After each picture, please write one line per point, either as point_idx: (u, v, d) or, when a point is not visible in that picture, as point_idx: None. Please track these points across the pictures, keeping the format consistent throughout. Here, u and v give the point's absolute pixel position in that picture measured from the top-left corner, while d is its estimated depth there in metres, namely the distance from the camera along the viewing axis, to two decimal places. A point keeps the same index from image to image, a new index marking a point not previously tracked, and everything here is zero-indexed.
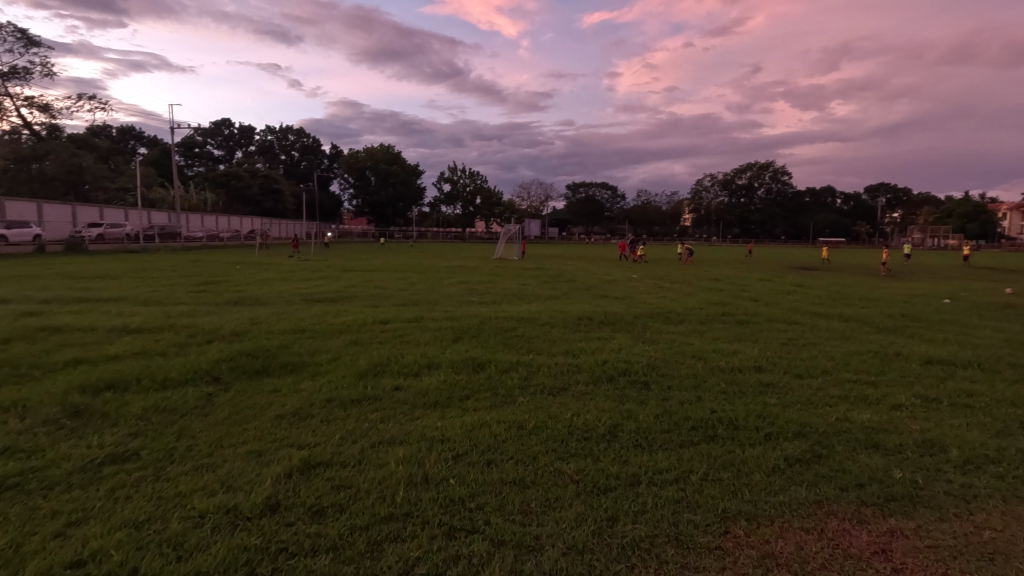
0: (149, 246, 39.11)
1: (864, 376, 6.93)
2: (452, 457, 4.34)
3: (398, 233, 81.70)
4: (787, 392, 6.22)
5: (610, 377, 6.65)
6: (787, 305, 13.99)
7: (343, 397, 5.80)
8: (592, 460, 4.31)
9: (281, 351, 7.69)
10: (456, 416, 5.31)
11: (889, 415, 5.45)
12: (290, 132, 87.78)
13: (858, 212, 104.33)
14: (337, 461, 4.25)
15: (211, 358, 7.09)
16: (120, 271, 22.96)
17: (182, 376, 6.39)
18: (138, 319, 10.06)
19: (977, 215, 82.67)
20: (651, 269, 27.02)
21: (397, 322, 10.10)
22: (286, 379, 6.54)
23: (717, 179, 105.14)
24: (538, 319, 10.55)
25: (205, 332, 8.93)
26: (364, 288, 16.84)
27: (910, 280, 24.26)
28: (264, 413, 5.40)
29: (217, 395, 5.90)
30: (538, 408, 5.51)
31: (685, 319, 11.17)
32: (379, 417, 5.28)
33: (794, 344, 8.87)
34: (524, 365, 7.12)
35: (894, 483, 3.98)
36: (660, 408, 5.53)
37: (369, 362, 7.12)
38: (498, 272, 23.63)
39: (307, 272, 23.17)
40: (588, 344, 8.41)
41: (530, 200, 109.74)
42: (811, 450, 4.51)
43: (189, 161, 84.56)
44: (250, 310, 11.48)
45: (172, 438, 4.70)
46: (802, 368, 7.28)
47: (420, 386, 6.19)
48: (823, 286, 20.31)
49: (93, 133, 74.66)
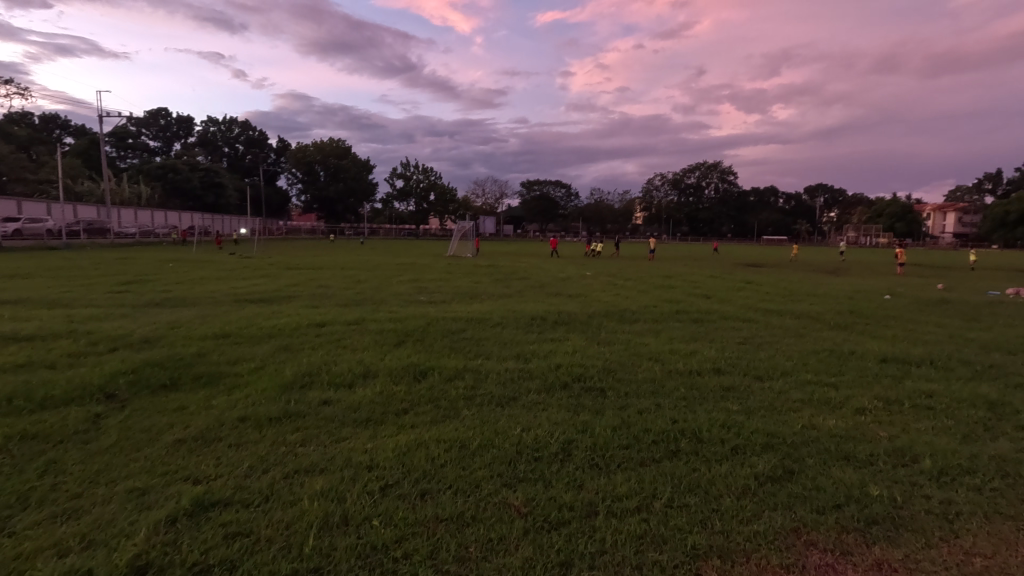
0: (73, 243, 36.36)
1: (824, 377, 6.67)
2: (379, 490, 3.69)
3: (349, 230, 79.40)
4: (749, 397, 5.89)
5: (564, 384, 6.13)
6: (739, 302, 13.93)
7: (260, 415, 5.03)
8: (542, 486, 3.77)
9: (195, 360, 6.78)
10: (390, 435, 4.66)
11: (853, 420, 5.19)
12: (233, 124, 83.82)
13: (799, 211, 108.86)
14: (239, 499, 3.53)
15: (108, 371, 6.12)
16: (32, 269, 20.79)
17: (66, 394, 5.43)
18: (33, 324, 8.82)
19: (904, 214, 87.53)
20: (604, 267, 26.88)
21: (335, 324, 9.27)
22: (196, 394, 5.69)
23: (667, 179, 107.10)
24: (489, 320, 9.95)
25: (111, 339, 7.87)
26: (306, 287, 15.78)
27: (850, 277, 25.05)
28: (161, 438, 4.57)
29: (108, 416, 5.00)
30: (485, 423, 4.93)
31: (640, 318, 10.86)
32: (300, 439, 4.56)
33: (750, 343, 8.65)
34: (472, 372, 6.51)
35: (872, 502, 3.61)
36: (617, 419, 5.05)
37: (296, 372, 6.32)
38: (451, 270, 22.85)
39: (247, 269, 21.88)
40: (541, 347, 7.87)
41: (484, 197, 108.92)
42: (782, 465, 4.12)
43: (121, 152, 79.42)
44: (170, 313, 10.38)
45: (33, 475, 3.85)
46: (761, 370, 6.99)
47: (351, 400, 5.48)
48: (771, 282, 20.65)
49: (10, 119, 68.65)
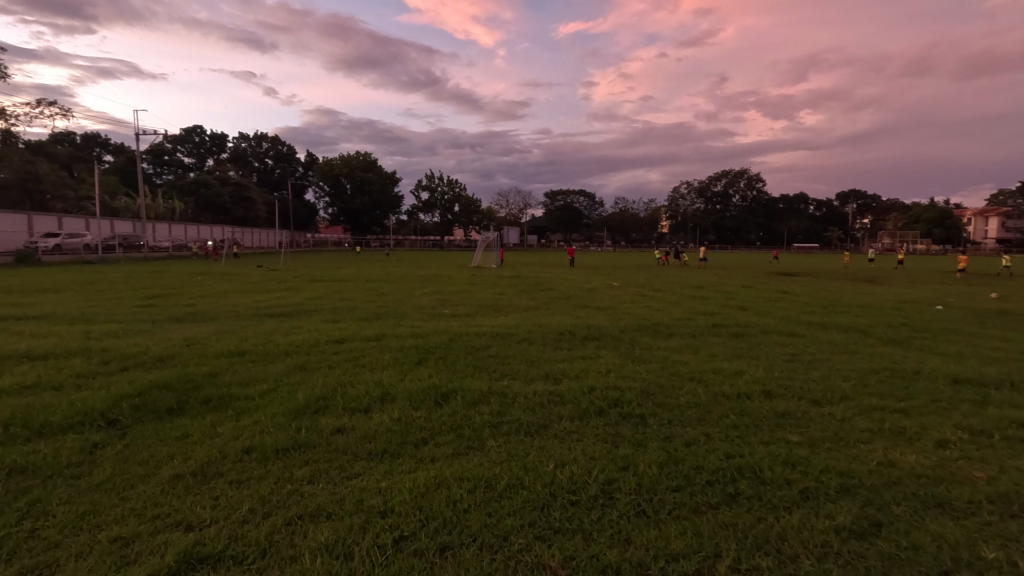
0: (108, 257, 37.16)
1: (892, 402, 5.93)
2: (392, 544, 3.22)
3: (375, 242, 80.27)
4: (809, 425, 5.24)
5: (600, 411, 5.55)
6: (778, 314, 13.15)
7: (266, 446, 4.58)
8: (582, 540, 3.25)
9: (205, 382, 6.41)
10: (407, 471, 4.16)
11: (936, 456, 4.50)
12: (263, 139, 85.47)
13: (830, 218, 106.07)
14: (231, 553, 3.11)
15: (113, 394, 5.77)
16: (65, 284, 21.07)
17: (64, 421, 5.08)
18: (50, 342, 8.62)
19: (943, 220, 84.38)
20: (632, 277, 26.23)
21: (355, 341, 8.89)
22: (202, 419, 5.30)
23: (693, 187, 105.41)
24: (514, 335, 9.42)
25: (125, 357, 7.61)
26: (329, 300, 15.54)
27: (891, 286, 23.90)
28: (157, 472, 4.16)
29: (105, 447, 4.62)
30: (513, 457, 4.41)
31: (675, 332, 10.21)
32: (307, 476, 4.10)
33: (800, 361, 7.92)
34: (499, 395, 5.99)
35: (988, 569, 2.96)
36: (663, 453, 4.46)
37: (309, 396, 5.87)
38: (475, 281, 22.41)
39: (273, 282, 21.85)
40: (572, 366, 7.30)
41: (508, 208, 108.85)
42: (866, 515, 3.49)
43: (157, 168, 81.75)
44: (189, 329, 10.15)
45: (11, 519, 3.47)
46: (817, 393, 6.29)
47: (366, 428, 5.02)
48: (808, 292, 19.80)
49: (53, 138, 71.20)
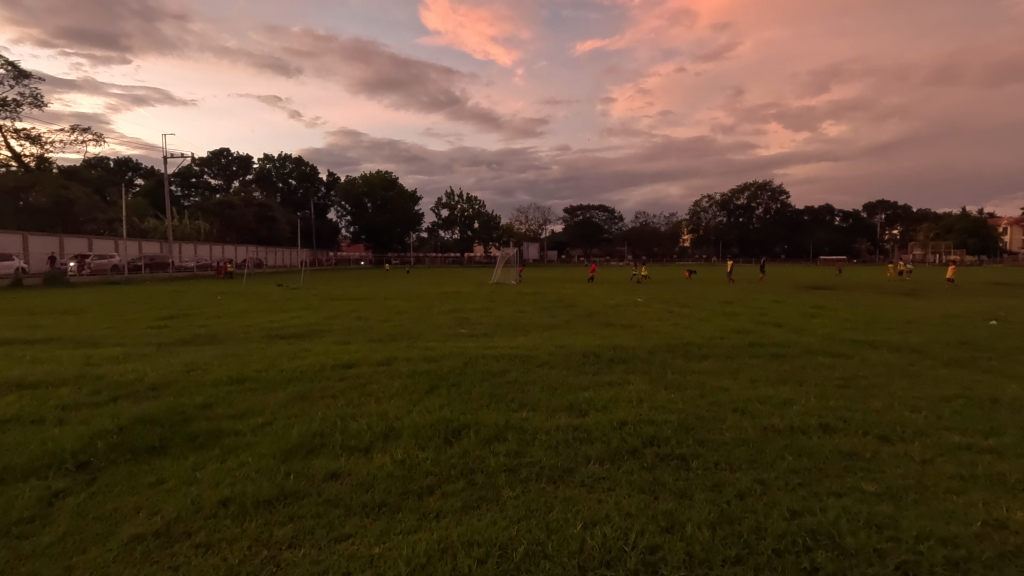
0: (133, 278, 37.58)
1: (976, 438, 5.07)
2: None
3: (395, 260, 80.54)
4: (883, 469, 4.42)
5: (632, 450, 4.82)
6: (819, 332, 12.21)
7: (247, 496, 3.96)
8: None
9: (195, 415, 5.84)
10: (407, 531, 3.49)
11: None
12: (287, 159, 86.63)
13: (858, 229, 103.30)
14: None
15: (88, 431, 5.20)
16: (87, 305, 21.09)
17: (30, 464, 4.54)
18: (45, 369, 8.17)
19: (978, 229, 81.43)
20: (658, 292, 25.38)
21: (363, 365, 8.30)
22: (183, 461, 4.70)
23: (716, 200, 103.56)
24: (533, 358, 8.72)
25: (118, 385, 7.11)
26: (344, 320, 15.06)
27: (933, 299, 22.62)
28: (118, 531, 3.56)
29: (68, 497, 4.05)
30: (533, 512, 3.70)
31: (709, 353, 9.41)
32: (288, 537, 3.45)
33: (855, 388, 7.04)
34: (518, 430, 5.28)
35: None
36: (714, 508, 3.70)
37: (304, 432, 5.24)
38: (496, 298, 21.80)
39: (291, 301, 21.56)
40: (599, 395, 6.56)
41: (528, 224, 108.27)
42: None
43: (185, 190, 83.68)
44: (193, 352, 9.66)
45: None
46: (885, 426, 5.46)
47: (363, 472, 4.37)
48: (847, 307, 18.78)
49: (87, 163, 73.53)
